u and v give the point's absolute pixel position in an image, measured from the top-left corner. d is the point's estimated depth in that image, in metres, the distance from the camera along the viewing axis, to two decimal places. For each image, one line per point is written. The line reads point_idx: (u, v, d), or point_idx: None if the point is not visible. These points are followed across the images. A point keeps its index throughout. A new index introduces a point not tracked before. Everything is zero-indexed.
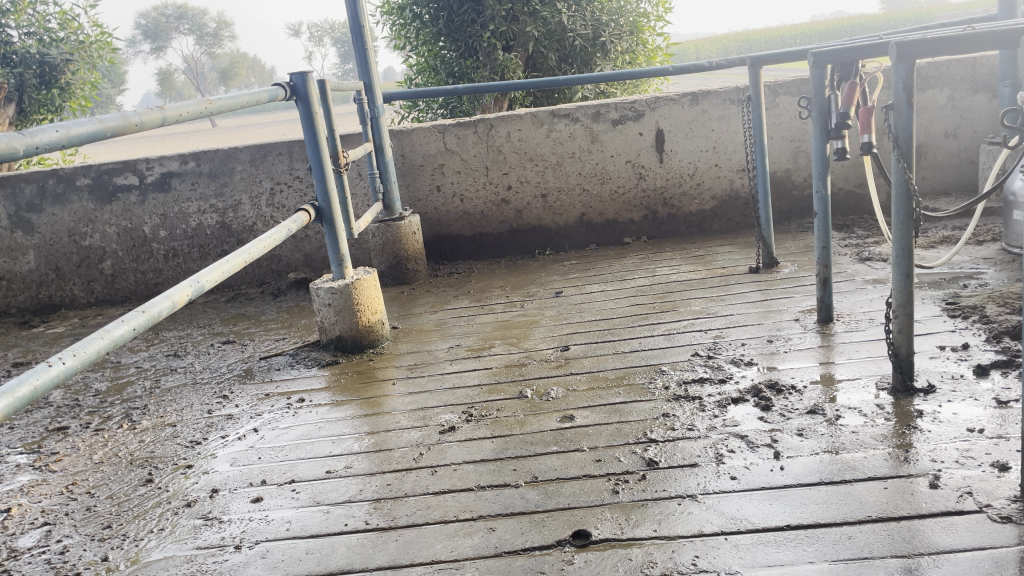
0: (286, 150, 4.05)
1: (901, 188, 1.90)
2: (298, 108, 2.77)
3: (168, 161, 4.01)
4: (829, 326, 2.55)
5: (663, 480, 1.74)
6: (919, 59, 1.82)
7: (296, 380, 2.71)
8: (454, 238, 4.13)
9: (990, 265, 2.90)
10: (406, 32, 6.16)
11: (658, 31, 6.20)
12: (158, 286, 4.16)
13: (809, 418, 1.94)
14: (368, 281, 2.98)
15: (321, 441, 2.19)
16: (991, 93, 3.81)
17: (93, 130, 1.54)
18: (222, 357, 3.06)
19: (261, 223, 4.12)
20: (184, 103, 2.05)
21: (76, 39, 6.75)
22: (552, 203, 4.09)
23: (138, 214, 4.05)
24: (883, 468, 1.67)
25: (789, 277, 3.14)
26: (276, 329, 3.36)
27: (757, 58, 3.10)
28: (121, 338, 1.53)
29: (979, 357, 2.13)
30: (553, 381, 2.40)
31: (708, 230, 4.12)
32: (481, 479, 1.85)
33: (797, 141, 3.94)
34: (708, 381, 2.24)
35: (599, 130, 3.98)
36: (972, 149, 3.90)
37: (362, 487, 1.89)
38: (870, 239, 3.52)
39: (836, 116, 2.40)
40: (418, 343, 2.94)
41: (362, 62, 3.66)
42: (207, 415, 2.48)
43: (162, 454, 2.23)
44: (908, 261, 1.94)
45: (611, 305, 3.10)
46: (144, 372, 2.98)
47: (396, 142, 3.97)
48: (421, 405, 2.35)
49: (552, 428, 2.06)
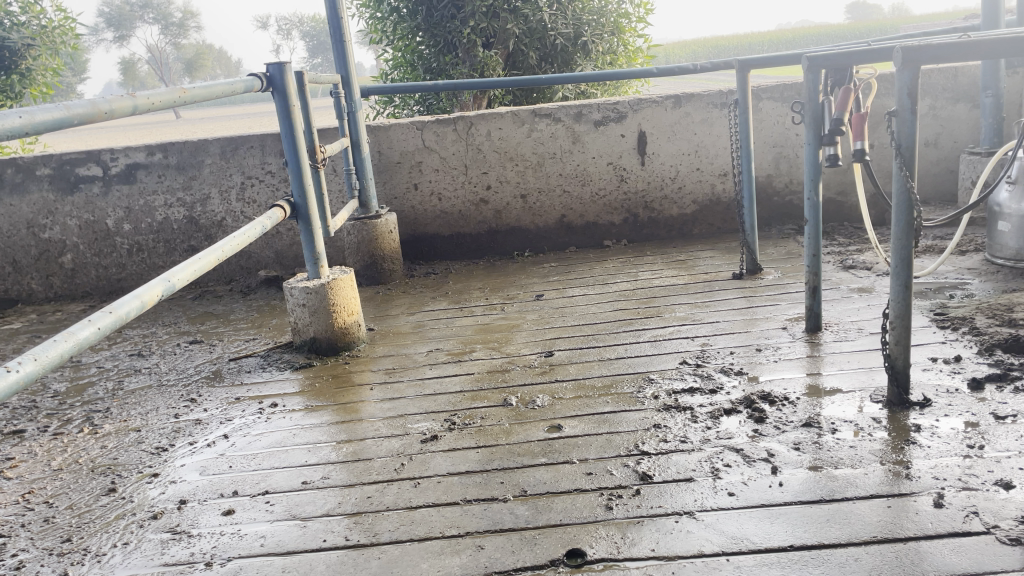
0: (258, 143, 3.91)
1: (902, 197, 1.85)
2: (275, 100, 2.66)
3: (134, 151, 3.85)
4: (817, 335, 2.51)
5: (658, 495, 1.67)
6: (924, 66, 1.77)
7: (267, 384, 2.60)
8: (431, 237, 4.04)
9: (975, 276, 2.89)
10: (383, 26, 6.06)
11: (639, 32, 6.15)
12: (121, 281, 4.01)
13: (804, 432, 1.89)
14: (345, 281, 2.87)
15: (296, 448, 2.09)
16: (972, 103, 3.82)
17: (59, 117, 1.44)
18: (189, 358, 2.93)
19: (231, 218, 3.98)
20: (157, 91, 1.93)
21: (38, 24, 6.49)
22: (532, 203, 4.02)
23: (102, 207, 3.90)
24: (883, 485, 1.62)
25: (773, 284, 3.11)
26: (246, 329, 3.24)
27: (745, 61, 3.05)
28: (86, 341, 1.42)
29: (972, 369, 2.10)
30: (539, 389, 2.32)
31: (688, 235, 4.09)
32: (467, 492, 1.77)
33: (779, 146, 3.92)
34: (698, 391, 2.18)
35: (581, 131, 3.92)
36: (952, 158, 3.91)
37: (341, 499, 1.79)
38: (852, 247, 3.50)
39: (830, 122, 2.35)
40: (396, 346, 2.85)
41: (339, 54, 3.55)
42: (174, 420, 2.36)
43: (126, 461, 2.11)
44: (907, 272, 1.89)
45: (594, 310, 3.03)
46: (106, 373, 2.84)
47: (373, 138, 3.86)
48: (400, 412, 2.25)
49: (539, 438, 1.98)
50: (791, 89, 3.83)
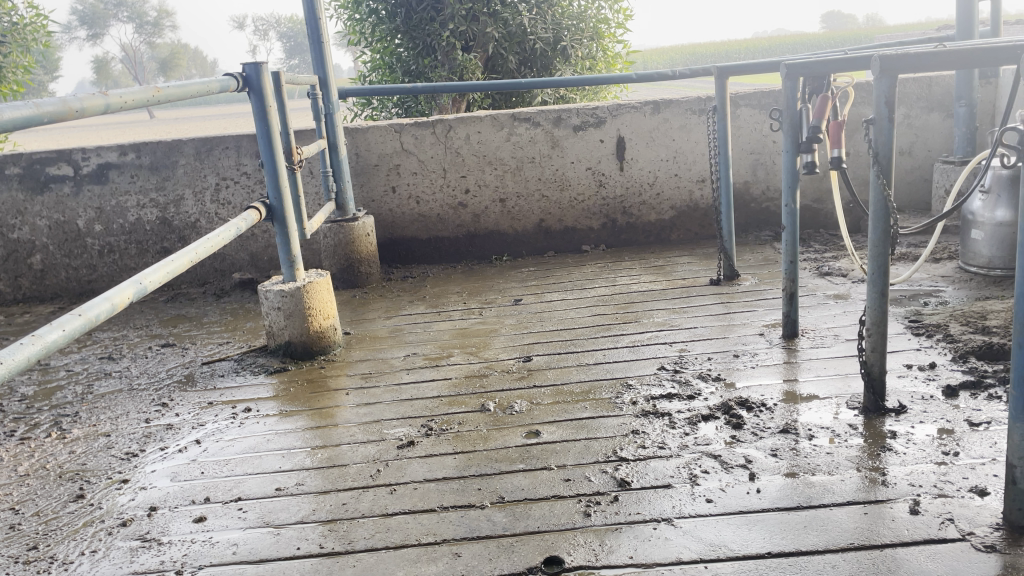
0: (233, 144, 3.86)
1: (879, 205, 1.86)
2: (251, 101, 2.62)
3: (106, 151, 3.79)
4: (794, 341, 2.52)
5: (636, 502, 1.66)
6: (901, 74, 1.79)
7: (241, 388, 2.56)
8: (409, 241, 4.02)
9: (949, 284, 2.92)
10: (361, 27, 6.01)
11: (618, 38, 6.17)
12: (91, 283, 3.94)
13: (782, 438, 1.89)
14: (321, 285, 2.84)
15: (270, 454, 2.06)
16: (945, 113, 3.87)
17: (29, 115, 1.40)
18: (161, 362, 2.88)
19: (205, 220, 3.93)
20: (130, 89, 1.90)
21: (8, 21, 6.25)
22: (510, 208, 4.00)
23: (73, 207, 3.83)
24: (860, 491, 1.63)
25: (750, 290, 3.12)
26: (220, 332, 3.19)
27: (724, 68, 3.07)
28: (53, 345, 1.38)
29: (947, 376, 2.11)
30: (517, 394, 2.31)
31: (666, 240, 4.09)
32: (444, 499, 1.75)
33: (756, 153, 3.94)
34: (677, 397, 2.18)
35: (560, 135, 3.92)
36: (925, 167, 3.96)
37: (315, 506, 1.76)
38: (827, 254, 3.52)
39: (808, 129, 2.36)
40: (372, 351, 2.82)
41: (316, 55, 3.51)
42: (145, 425, 2.31)
43: (95, 467, 2.06)
44: (884, 278, 1.90)
45: (573, 315, 3.03)
46: (75, 376, 2.79)
47: (350, 140, 3.83)
48: (376, 418, 2.23)
49: (517, 444, 1.97)
50: (768, 97, 3.86)
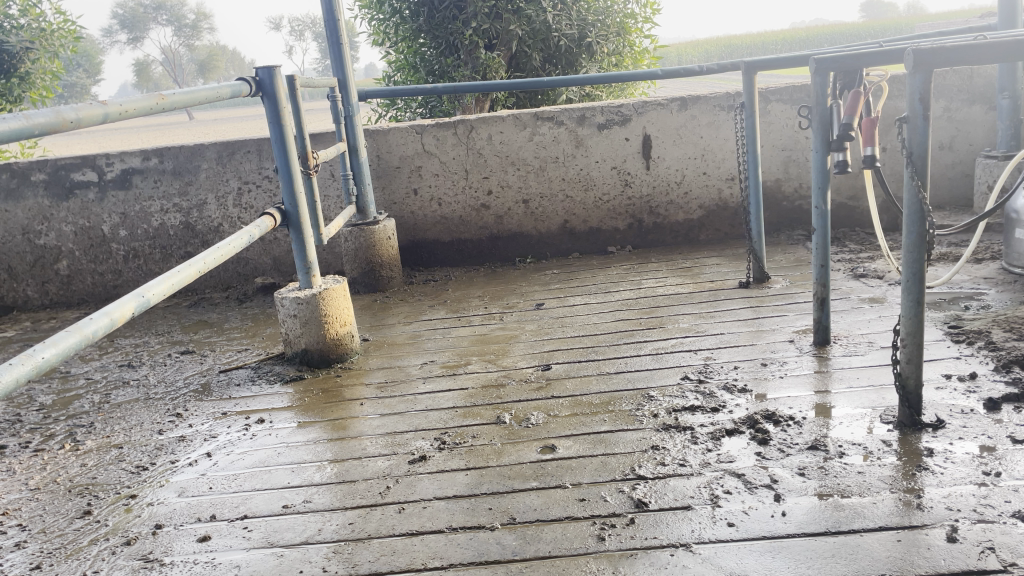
0: (254, 148, 3.84)
1: (914, 208, 1.75)
2: (264, 105, 2.57)
3: (130, 156, 3.79)
4: (826, 349, 2.41)
5: (653, 525, 1.58)
6: (937, 68, 1.67)
7: (255, 398, 2.52)
8: (431, 243, 3.96)
9: (991, 286, 2.78)
10: (385, 27, 5.98)
11: (645, 32, 6.05)
12: (117, 288, 3.95)
13: (810, 455, 1.79)
14: (337, 291, 2.79)
15: (280, 469, 2.01)
16: (987, 105, 3.70)
17: (19, 128, 1.34)
18: (179, 370, 2.86)
19: (228, 224, 3.91)
20: (130, 98, 1.85)
21: (36, 28, 6.26)
22: (534, 209, 3.93)
23: (97, 212, 3.84)
24: (893, 516, 1.52)
25: (780, 293, 3.01)
26: (239, 338, 3.17)
27: (752, 63, 2.95)
28: (45, 365, 1.31)
29: (989, 388, 1.99)
30: (534, 406, 2.23)
31: (694, 240, 3.99)
32: (453, 519, 1.68)
33: (788, 150, 3.81)
34: (700, 409, 2.09)
35: (584, 134, 3.83)
36: (967, 162, 3.79)
37: (321, 526, 1.71)
38: (863, 254, 3.39)
39: (839, 127, 2.25)
40: (390, 358, 2.76)
41: (336, 57, 3.46)
42: (157, 437, 2.29)
43: (104, 482, 2.03)
44: (919, 286, 1.79)
45: (595, 320, 2.94)
46: (94, 385, 2.77)
47: (371, 142, 3.78)
48: (391, 430, 2.17)
49: (532, 460, 1.90)
50: (800, 91, 3.72)
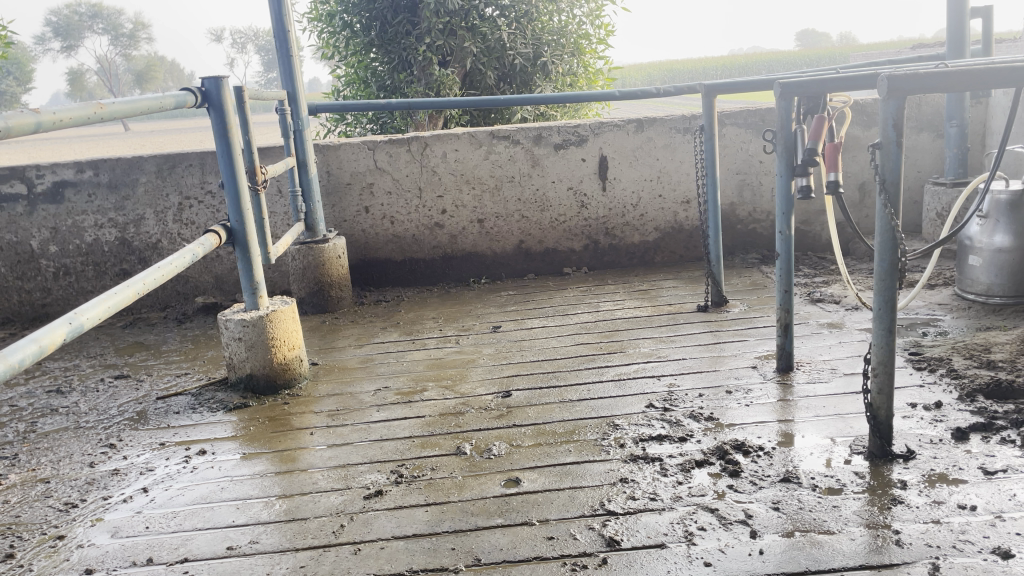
0: (197, 161, 3.69)
1: (886, 235, 1.73)
2: (210, 117, 2.44)
3: (62, 168, 3.58)
4: (789, 375, 2.38)
5: (627, 566, 1.50)
6: (911, 95, 1.66)
7: (197, 427, 2.37)
8: (382, 263, 3.84)
9: (947, 312, 2.80)
10: (335, 41, 5.88)
11: (600, 54, 6.06)
12: (45, 307, 3.72)
13: (783, 488, 1.74)
14: (286, 313, 2.66)
15: (224, 505, 1.87)
16: (935, 133, 3.77)
17: None
18: (113, 396, 2.68)
19: (167, 240, 3.74)
20: (66, 106, 1.72)
21: None
22: (489, 228, 3.85)
23: (25, 227, 3.62)
24: (874, 554, 1.47)
25: (740, 317, 2.99)
26: (178, 362, 3.00)
27: (712, 86, 2.94)
28: None
29: (955, 418, 1.98)
30: (495, 435, 2.14)
31: (650, 262, 3.96)
32: (414, 561, 1.57)
33: (743, 173, 3.82)
34: (667, 439, 2.03)
35: (540, 154, 3.77)
36: (915, 188, 3.86)
37: (270, 570, 1.58)
38: (818, 279, 3.40)
39: (802, 152, 2.21)
40: (341, 384, 2.64)
41: (286, 70, 3.34)
42: (88, 470, 2.12)
43: (28, 521, 1.86)
44: (891, 314, 1.77)
45: (555, 344, 2.87)
46: (18, 412, 2.58)
47: (321, 158, 3.66)
48: (343, 462, 2.05)
49: (496, 494, 1.80)
50: (754, 116, 3.74)
